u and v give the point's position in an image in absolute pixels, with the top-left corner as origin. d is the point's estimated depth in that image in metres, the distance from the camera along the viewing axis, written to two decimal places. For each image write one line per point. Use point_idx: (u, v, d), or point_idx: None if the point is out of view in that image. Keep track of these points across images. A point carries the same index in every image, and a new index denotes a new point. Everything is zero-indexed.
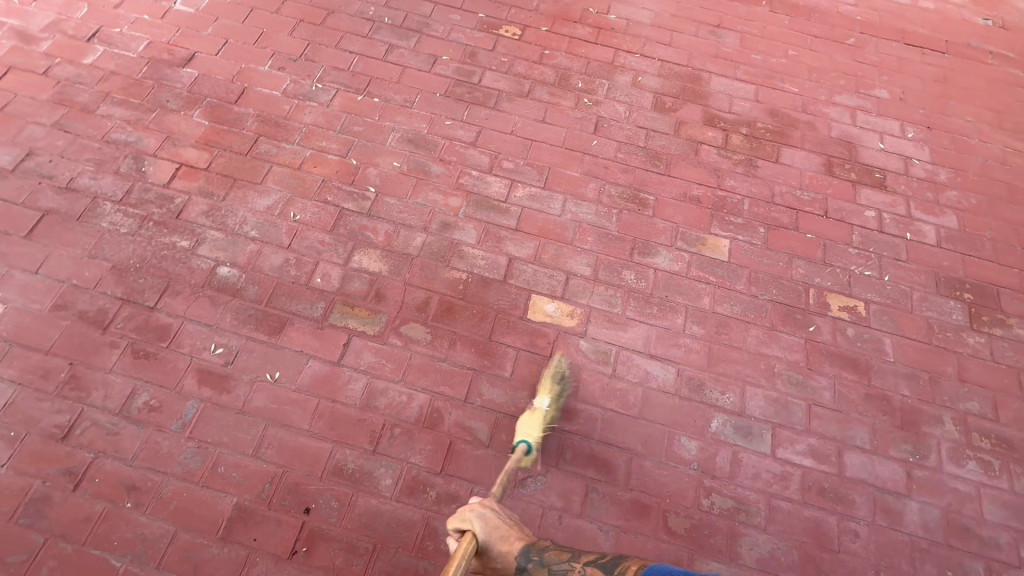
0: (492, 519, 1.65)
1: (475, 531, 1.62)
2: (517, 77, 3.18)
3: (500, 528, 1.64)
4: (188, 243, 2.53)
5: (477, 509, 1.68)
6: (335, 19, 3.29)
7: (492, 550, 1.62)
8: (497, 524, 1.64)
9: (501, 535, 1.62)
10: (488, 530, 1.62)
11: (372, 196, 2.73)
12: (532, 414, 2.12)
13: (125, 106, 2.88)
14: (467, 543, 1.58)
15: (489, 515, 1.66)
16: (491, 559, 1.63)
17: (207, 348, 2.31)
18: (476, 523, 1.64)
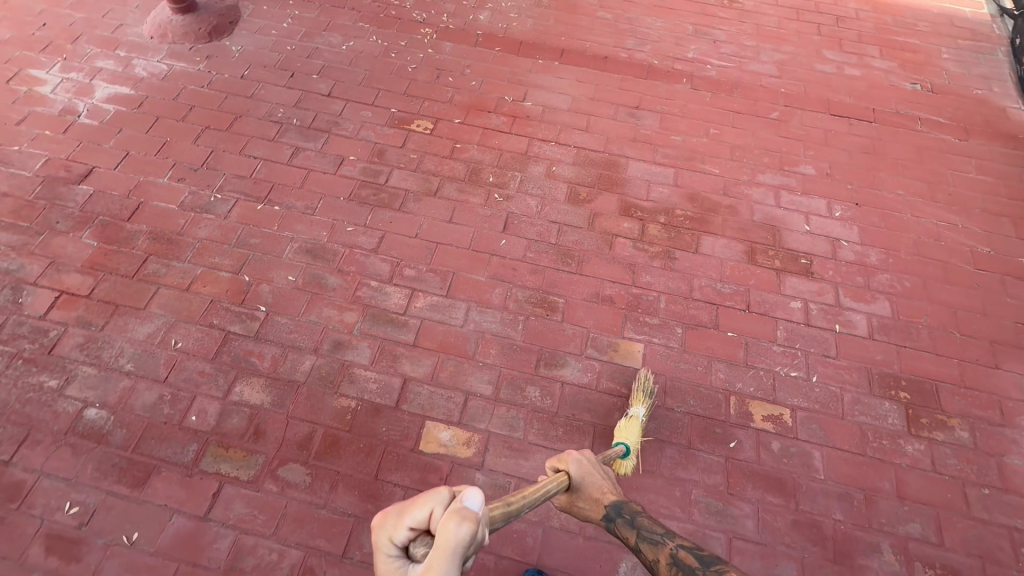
0: (588, 468, 1.90)
1: (570, 472, 1.88)
2: (427, 174, 3.10)
3: (594, 479, 1.89)
4: (56, 382, 2.36)
5: (579, 455, 1.92)
6: (242, 124, 3.23)
7: (581, 491, 1.89)
8: (590, 474, 1.90)
9: (596, 488, 1.88)
10: (583, 475, 1.88)
11: (261, 315, 2.58)
12: (630, 423, 2.24)
13: (13, 230, 2.77)
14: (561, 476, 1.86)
15: (585, 462, 1.92)
16: (579, 498, 1.90)
17: (61, 508, 2.11)
18: (574, 465, 1.89)
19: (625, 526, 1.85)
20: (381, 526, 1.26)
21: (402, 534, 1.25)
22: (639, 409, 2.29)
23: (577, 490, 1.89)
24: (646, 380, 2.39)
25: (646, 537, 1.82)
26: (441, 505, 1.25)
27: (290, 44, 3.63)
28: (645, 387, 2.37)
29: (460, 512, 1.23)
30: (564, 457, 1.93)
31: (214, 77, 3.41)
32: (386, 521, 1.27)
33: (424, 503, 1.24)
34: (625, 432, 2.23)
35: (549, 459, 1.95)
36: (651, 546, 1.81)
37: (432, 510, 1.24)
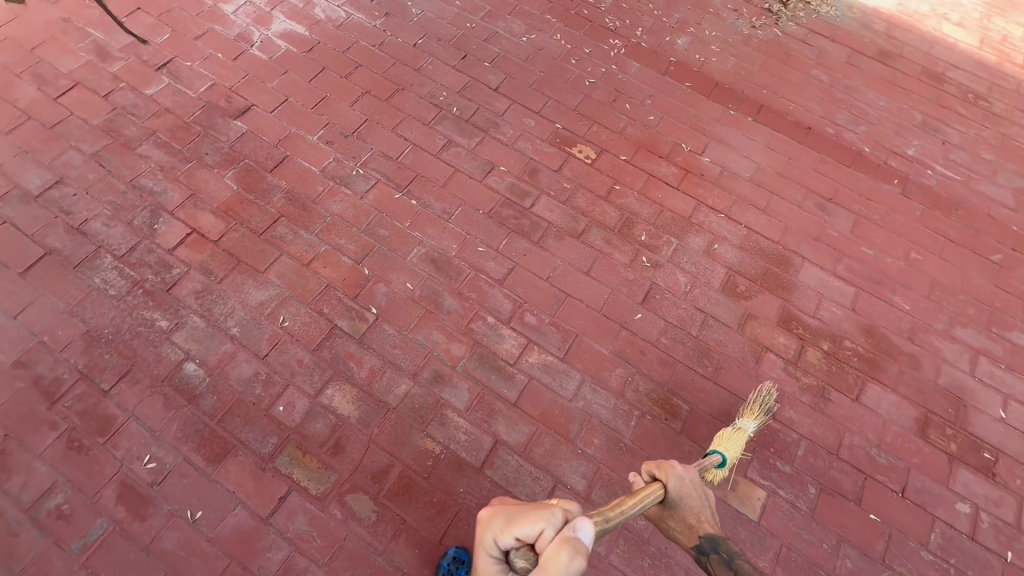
0: (688, 487, 1.68)
1: (668, 486, 1.67)
2: (575, 211, 2.79)
3: (693, 500, 1.66)
4: (167, 324, 2.34)
5: (684, 470, 1.71)
6: (402, 98, 3.04)
7: (676, 508, 1.66)
8: (689, 493, 1.67)
9: (691, 510, 1.64)
10: (680, 492, 1.66)
11: (371, 318, 2.44)
12: (738, 432, 2.13)
13: (165, 149, 2.76)
14: (656, 488, 1.65)
15: (687, 480, 1.68)
16: (671, 518, 1.65)
17: (140, 458, 2.10)
18: (674, 479, 1.68)
19: (721, 565, 1.51)
20: (491, 522, 1.29)
21: (507, 540, 1.26)
22: (748, 422, 2.19)
23: (671, 507, 1.66)
24: (766, 398, 2.34)
25: None
26: (554, 528, 1.23)
27: (470, 21, 3.37)
28: (762, 403, 2.33)
29: (571, 543, 1.20)
30: (662, 466, 1.72)
31: (387, 39, 3.23)
32: (497, 519, 1.29)
33: (538, 518, 1.23)
34: (728, 442, 2.09)
35: (643, 463, 1.76)
36: None
37: (543, 529, 1.22)
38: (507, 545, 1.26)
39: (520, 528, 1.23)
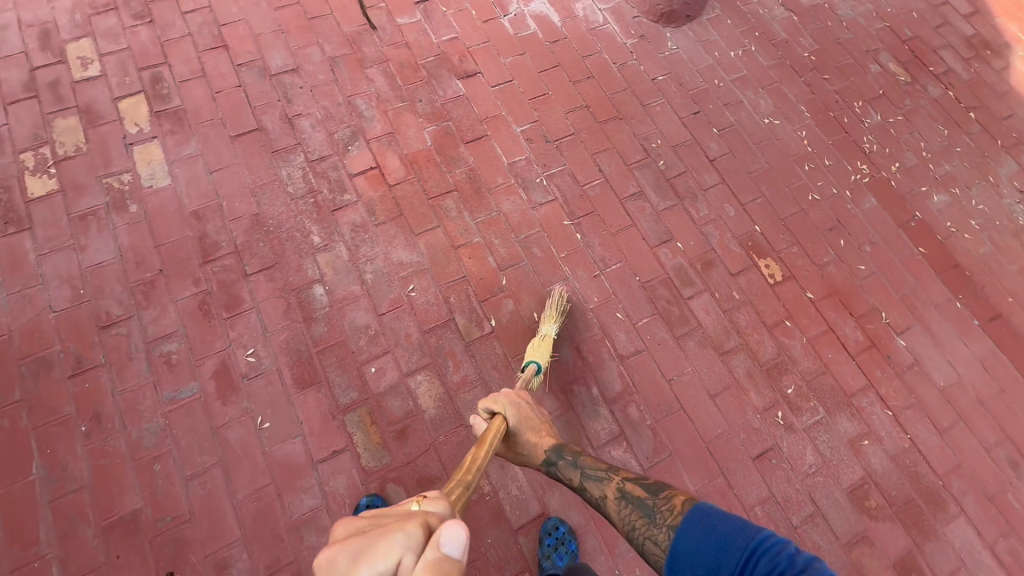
0: (525, 411, 1.85)
1: (506, 415, 1.80)
2: (731, 325, 2.52)
3: (531, 421, 1.84)
4: (318, 241, 2.46)
5: (510, 397, 1.87)
6: (616, 128, 2.90)
7: (520, 436, 1.82)
8: (527, 415, 1.85)
9: (530, 430, 1.82)
10: (520, 418, 1.82)
11: (487, 329, 2.39)
12: (542, 339, 2.26)
13: (389, 81, 2.86)
14: (500, 421, 1.76)
15: (522, 406, 1.86)
16: (519, 444, 1.82)
17: (245, 348, 2.24)
18: (510, 407, 1.82)
19: (568, 467, 1.73)
20: (324, 566, 0.93)
21: None
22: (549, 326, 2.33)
23: (516, 435, 1.81)
24: (559, 298, 2.43)
25: (591, 476, 1.69)
26: (413, 553, 0.94)
27: (719, 78, 3.13)
28: (556, 304, 2.41)
29: (439, 564, 0.93)
30: (497, 401, 1.85)
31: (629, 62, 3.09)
32: (333, 559, 0.93)
33: (391, 550, 0.93)
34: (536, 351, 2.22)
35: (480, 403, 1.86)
36: (596, 485, 1.67)
37: (399, 560, 0.92)
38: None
39: (368, 569, 0.90)
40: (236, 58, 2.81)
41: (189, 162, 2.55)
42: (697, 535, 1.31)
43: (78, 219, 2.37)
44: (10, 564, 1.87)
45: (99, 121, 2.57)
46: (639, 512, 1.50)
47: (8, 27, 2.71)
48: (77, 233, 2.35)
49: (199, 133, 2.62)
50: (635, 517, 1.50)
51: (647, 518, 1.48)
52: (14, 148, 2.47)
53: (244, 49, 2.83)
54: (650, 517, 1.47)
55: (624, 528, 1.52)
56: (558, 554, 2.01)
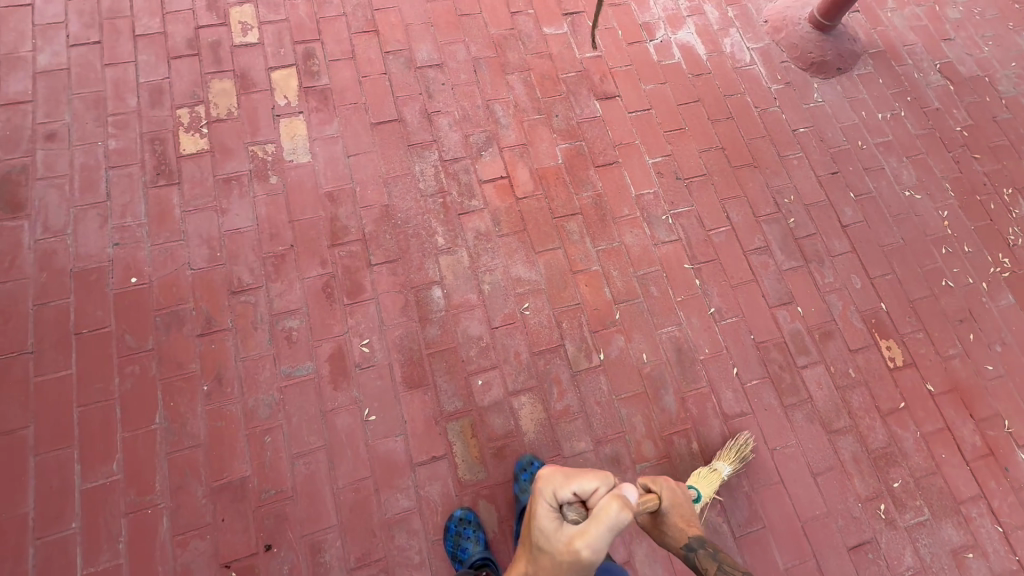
0: (677, 496, 1.66)
1: (662, 496, 1.62)
2: (843, 404, 2.42)
3: (682, 508, 1.65)
4: (442, 242, 2.47)
5: (668, 481, 1.67)
6: (750, 175, 2.80)
7: (666, 519, 1.63)
8: (679, 502, 1.65)
9: (679, 514, 1.64)
10: (672, 503, 1.63)
11: (595, 362, 2.36)
12: (711, 473, 2.13)
13: (529, 90, 2.84)
14: (654, 498, 1.58)
15: (675, 490, 1.66)
16: (662, 524, 1.64)
17: (361, 337, 2.28)
18: (665, 489, 1.64)
19: (706, 559, 1.59)
20: (546, 476, 1.24)
21: (563, 495, 1.19)
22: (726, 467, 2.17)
23: (663, 517, 1.62)
24: (742, 444, 2.24)
25: (729, 573, 1.58)
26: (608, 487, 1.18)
27: (862, 139, 2.99)
28: (739, 449, 2.23)
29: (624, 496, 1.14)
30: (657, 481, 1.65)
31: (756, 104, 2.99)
32: (552, 474, 1.24)
33: (593, 476, 1.19)
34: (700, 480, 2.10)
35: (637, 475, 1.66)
36: None
37: (598, 485, 1.18)
38: (564, 497, 1.19)
39: (577, 481, 1.19)
40: (385, 44, 2.84)
41: (329, 142, 2.60)
42: None
43: (222, 181, 2.45)
44: (126, 506, 1.95)
45: (252, 89, 2.65)
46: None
47: None
48: (220, 195, 2.42)
49: (341, 114, 2.66)
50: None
51: None
52: (172, 103, 2.56)
53: (393, 37, 2.86)
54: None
55: None
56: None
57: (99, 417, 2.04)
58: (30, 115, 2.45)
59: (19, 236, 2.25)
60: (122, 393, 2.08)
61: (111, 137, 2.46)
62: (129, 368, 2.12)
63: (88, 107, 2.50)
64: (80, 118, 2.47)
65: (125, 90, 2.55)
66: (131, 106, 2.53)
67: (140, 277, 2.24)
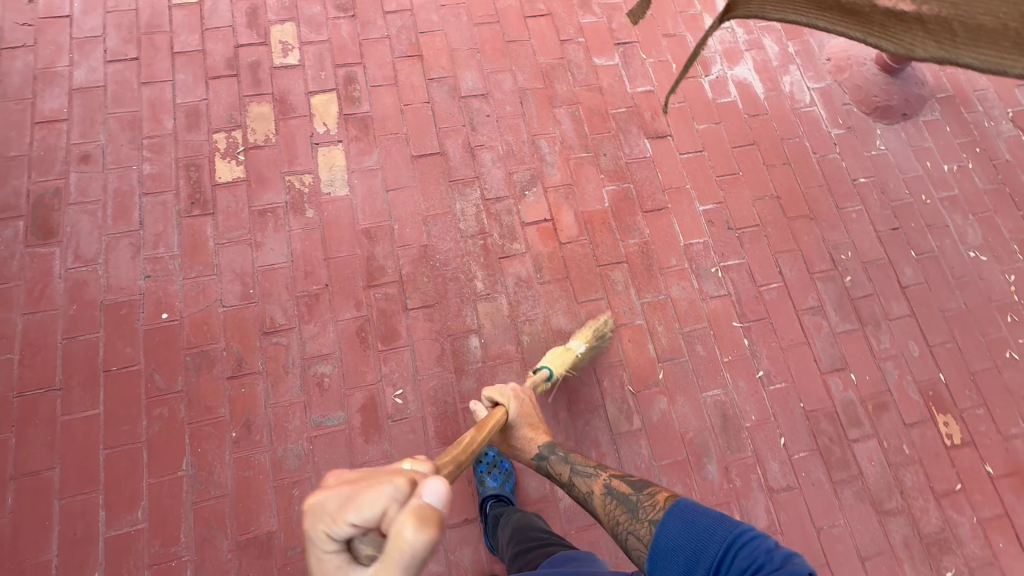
0: (526, 407, 1.87)
1: (509, 408, 1.82)
2: (895, 483, 2.29)
3: (531, 417, 1.86)
4: (481, 288, 2.37)
5: (513, 390, 1.88)
6: (806, 227, 2.66)
7: (516, 429, 1.83)
8: (527, 410, 1.86)
9: (527, 424, 1.84)
10: (520, 412, 1.83)
11: (635, 425, 2.25)
12: (564, 350, 2.21)
13: (576, 125, 2.71)
14: (500, 413, 1.78)
15: (524, 401, 1.86)
16: (513, 438, 1.84)
17: (394, 387, 2.19)
18: (514, 401, 1.84)
19: (558, 463, 1.74)
20: (314, 509, 0.89)
21: (341, 532, 0.88)
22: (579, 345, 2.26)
23: (513, 428, 1.82)
24: (600, 323, 2.32)
25: (579, 471, 1.69)
26: (399, 502, 0.88)
27: (926, 192, 2.82)
28: (597, 328, 2.29)
29: (421, 512, 0.86)
30: (502, 393, 1.86)
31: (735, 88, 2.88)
32: (324, 503, 0.89)
33: (376, 494, 0.88)
34: (553, 358, 2.18)
35: (483, 392, 1.88)
36: (585, 480, 1.67)
37: (384, 507, 0.87)
38: (344, 536, 0.88)
39: (355, 513, 0.87)
40: (429, 71, 2.72)
41: (368, 175, 2.50)
42: (674, 532, 1.31)
43: (257, 213, 2.36)
44: (150, 558, 1.90)
45: (291, 114, 2.55)
46: (625, 508, 1.49)
47: None
48: (254, 228, 2.34)
49: (381, 146, 2.56)
50: (620, 513, 1.49)
51: (630, 513, 1.46)
52: (208, 126, 2.47)
53: (438, 63, 2.74)
54: (635, 513, 1.45)
55: (609, 524, 1.51)
56: (493, 475, 2.06)
57: (125, 461, 1.99)
58: (65, 135, 2.38)
59: (50, 264, 2.19)
60: (150, 437, 2.02)
61: (146, 161, 2.38)
62: (158, 409, 2.06)
63: (123, 128, 2.42)
64: (115, 140, 2.40)
65: (161, 111, 2.47)
66: (167, 129, 2.44)
67: (171, 313, 2.18)
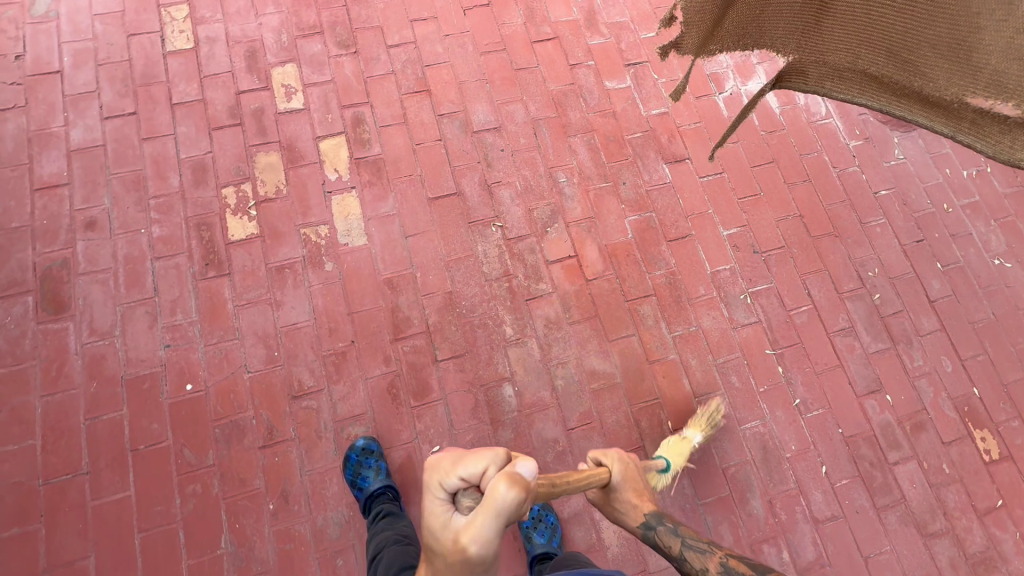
0: (631, 470, 1.57)
1: (613, 470, 1.53)
2: (938, 503, 2.28)
3: (636, 481, 1.56)
4: (510, 333, 2.32)
5: (618, 451, 1.59)
6: (831, 246, 2.62)
7: (619, 493, 1.53)
8: (632, 473, 1.56)
9: (631, 486, 1.54)
10: (624, 476, 1.54)
11: (677, 464, 2.23)
12: (680, 441, 2.18)
13: (593, 154, 2.65)
14: (603, 475, 1.48)
15: (631, 465, 1.57)
16: (613, 501, 1.55)
17: (431, 444, 2.15)
18: (617, 463, 1.55)
19: (667, 534, 1.49)
20: (434, 464, 1.04)
21: (451, 483, 1.01)
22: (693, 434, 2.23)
23: (616, 492, 1.53)
24: (713, 410, 2.30)
25: (690, 546, 1.48)
26: (496, 466, 1.00)
27: (947, 201, 2.78)
28: (710, 415, 2.29)
29: (513, 475, 0.98)
30: (605, 453, 1.58)
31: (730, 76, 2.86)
32: (442, 459, 1.04)
33: (479, 456, 1.00)
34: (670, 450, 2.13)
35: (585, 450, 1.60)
36: (698, 557, 1.46)
37: (485, 467, 0.99)
38: (451, 487, 1.01)
39: (462, 469, 1.00)
40: (438, 106, 2.63)
41: (385, 221, 2.43)
42: None
43: (275, 271, 2.29)
44: None
45: (300, 162, 2.46)
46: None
47: (215, 40, 2.59)
48: (273, 287, 2.26)
49: (396, 190, 2.48)
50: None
51: None
52: (216, 181, 2.38)
53: (447, 97, 2.65)
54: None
55: None
56: (539, 532, 2.01)
57: (162, 542, 1.93)
58: (68, 201, 2.28)
59: (65, 340, 2.10)
60: (185, 516, 1.96)
61: (155, 222, 2.29)
62: (190, 486, 2.00)
63: (127, 189, 2.33)
64: (121, 202, 2.30)
65: (166, 168, 2.37)
66: (174, 186, 2.35)
67: (195, 384, 2.11)
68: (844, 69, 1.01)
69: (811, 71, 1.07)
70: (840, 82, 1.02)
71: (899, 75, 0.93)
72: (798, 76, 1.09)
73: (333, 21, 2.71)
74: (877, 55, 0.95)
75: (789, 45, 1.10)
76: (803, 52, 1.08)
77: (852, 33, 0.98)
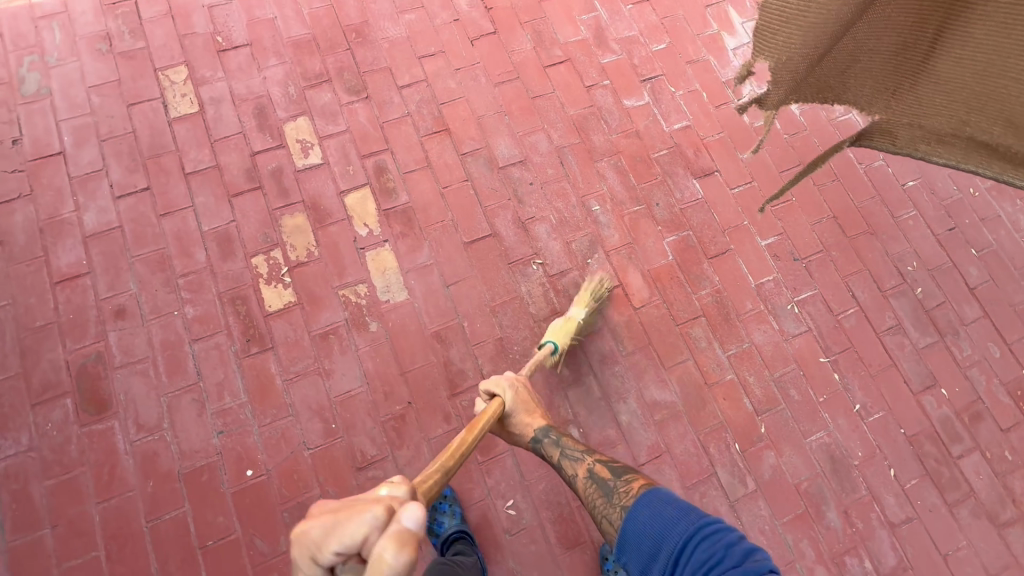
0: (523, 394, 1.74)
1: (505, 398, 1.70)
2: (1006, 492, 2.31)
3: (527, 402, 1.73)
4: (567, 373, 2.28)
5: (510, 379, 1.75)
6: (868, 244, 2.62)
7: (512, 417, 1.71)
8: (524, 397, 1.74)
9: (521, 410, 1.72)
10: (516, 401, 1.71)
11: (751, 486, 2.22)
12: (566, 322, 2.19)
13: (622, 177, 2.60)
14: (495, 403, 1.66)
15: (522, 389, 1.75)
16: (507, 425, 1.72)
17: (504, 498, 2.11)
18: (509, 390, 1.72)
19: (549, 445, 1.68)
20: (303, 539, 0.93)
21: (327, 558, 0.92)
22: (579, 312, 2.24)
23: (508, 416, 1.71)
24: (598, 285, 2.35)
25: (566, 455, 1.65)
26: (379, 529, 0.93)
27: (973, 185, 2.78)
28: (596, 289, 2.33)
29: (401, 537, 0.93)
30: (497, 382, 1.74)
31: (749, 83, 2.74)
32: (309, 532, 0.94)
33: (356, 525, 0.92)
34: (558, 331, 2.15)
35: (479, 384, 1.75)
36: (569, 463, 1.63)
37: (365, 536, 0.92)
38: (327, 563, 0.93)
39: (337, 543, 0.91)
40: (460, 145, 2.56)
41: (424, 272, 2.35)
42: (650, 522, 1.32)
43: (319, 338, 2.21)
44: None
45: (327, 220, 2.37)
46: (602, 491, 1.51)
47: (220, 100, 2.48)
48: (320, 355, 2.18)
49: (430, 238, 2.41)
50: (597, 496, 1.51)
51: (605, 497, 1.49)
52: (244, 251, 2.29)
53: (467, 134, 2.58)
54: (609, 497, 1.48)
55: (587, 506, 1.53)
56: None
57: None
58: (92, 291, 2.17)
59: (112, 440, 2.01)
60: None
61: (187, 303, 2.19)
62: None
63: (152, 270, 2.22)
64: (148, 286, 2.19)
65: (190, 244, 2.27)
66: (201, 262, 2.25)
67: (255, 469, 2.03)
68: (945, 133, 0.91)
69: (901, 131, 0.98)
70: (941, 146, 0.92)
71: (1018, 143, 0.82)
72: (883, 135, 1.01)
73: (340, 66, 2.60)
74: (991, 124, 0.84)
75: (874, 104, 1.01)
76: (894, 111, 0.98)
77: (956, 102, 0.88)
